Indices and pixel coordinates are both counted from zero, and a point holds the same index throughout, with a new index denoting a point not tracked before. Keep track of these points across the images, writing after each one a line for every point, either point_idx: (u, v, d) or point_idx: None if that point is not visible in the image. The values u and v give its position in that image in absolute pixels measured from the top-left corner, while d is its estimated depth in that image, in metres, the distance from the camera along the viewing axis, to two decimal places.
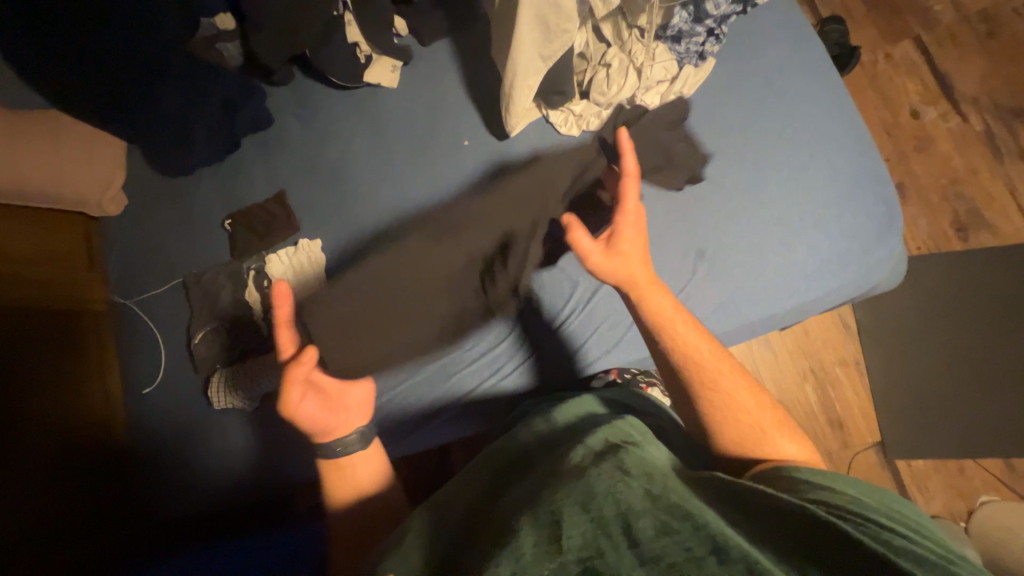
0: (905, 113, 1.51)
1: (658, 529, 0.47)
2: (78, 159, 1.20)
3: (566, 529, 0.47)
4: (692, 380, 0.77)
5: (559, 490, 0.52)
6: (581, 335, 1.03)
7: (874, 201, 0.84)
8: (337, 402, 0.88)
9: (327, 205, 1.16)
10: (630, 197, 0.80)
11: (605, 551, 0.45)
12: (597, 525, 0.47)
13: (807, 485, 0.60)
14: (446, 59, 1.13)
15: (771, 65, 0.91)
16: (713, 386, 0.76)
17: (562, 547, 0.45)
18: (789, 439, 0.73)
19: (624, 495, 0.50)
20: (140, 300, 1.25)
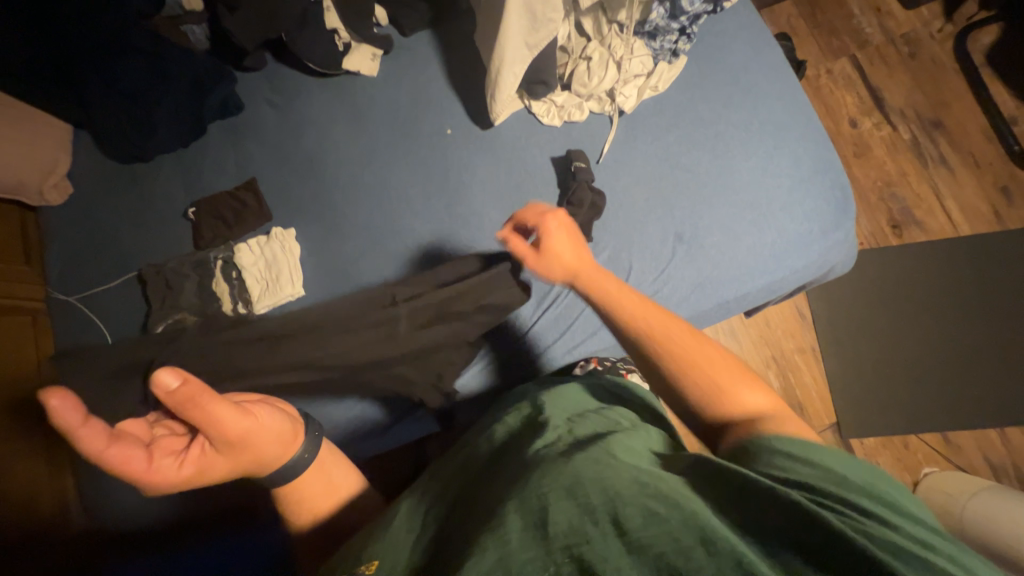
0: (845, 122, 1.67)
1: (645, 515, 0.39)
2: (18, 140, 1.10)
3: (554, 514, 0.41)
4: (639, 341, 0.67)
5: (542, 475, 0.47)
6: (560, 324, 1.02)
7: (832, 188, 0.91)
8: (233, 449, 0.66)
9: (303, 193, 1.13)
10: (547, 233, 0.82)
11: (593, 538, 0.38)
12: (584, 512, 0.41)
13: (774, 456, 0.47)
14: (427, 50, 1.14)
15: (737, 62, 0.98)
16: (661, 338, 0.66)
17: (548, 533, 0.39)
18: (748, 387, 0.61)
19: (613, 480, 0.44)
20: (84, 296, 1.14)
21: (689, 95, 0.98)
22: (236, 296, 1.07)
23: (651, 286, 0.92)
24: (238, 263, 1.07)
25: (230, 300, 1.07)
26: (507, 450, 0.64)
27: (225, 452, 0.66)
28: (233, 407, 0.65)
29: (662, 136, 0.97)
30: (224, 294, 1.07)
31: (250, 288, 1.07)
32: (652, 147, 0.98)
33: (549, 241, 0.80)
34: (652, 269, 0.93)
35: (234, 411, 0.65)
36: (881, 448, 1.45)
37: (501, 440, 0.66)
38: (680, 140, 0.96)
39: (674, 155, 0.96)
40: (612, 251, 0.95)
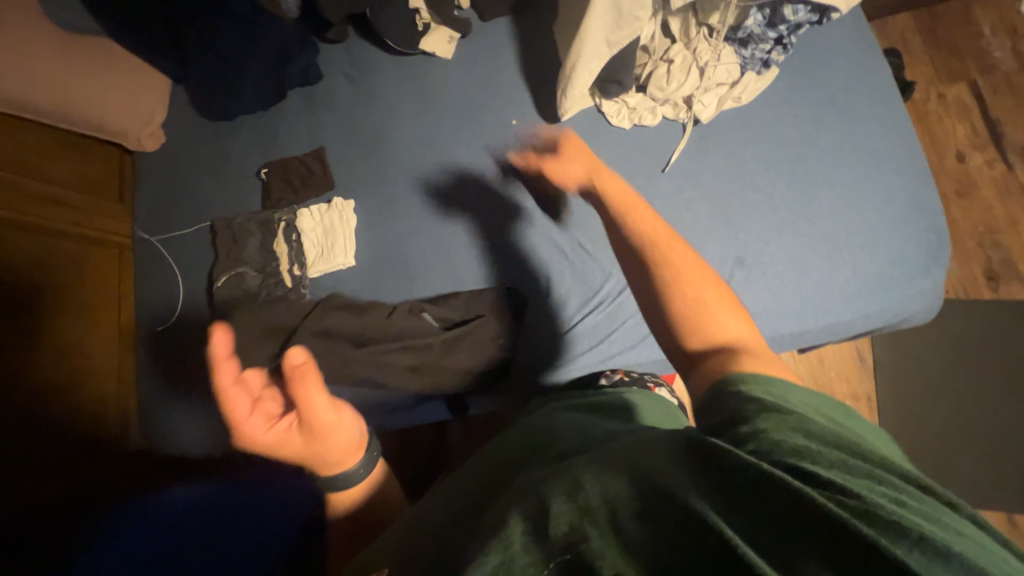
0: (951, 156, 1.50)
1: (643, 514, 0.33)
2: (125, 89, 1.21)
3: (553, 518, 0.34)
4: (643, 249, 0.62)
5: (541, 477, 0.42)
6: (596, 331, 0.98)
7: (924, 230, 0.82)
8: (317, 433, 0.65)
9: (365, 166, 1.16)
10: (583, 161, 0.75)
11: (593, 537, 0.32)
12: (580, 511, 0.34)
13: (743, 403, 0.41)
14: (504, 37, 1.12)
15: (836, 80, 0.89)
16: (666, 253, 0.61)
17: (547, 535, 0.33)
18: (732, 314, 0.57)
19: (612, 478, 0.37)
20: (163, 238, 1.24)
21: (775, 110, 0.91)
22: (293, 257, 1.12)
23: None
24: (298, 226, 1.14)
25: (287, 260, 1.12)
26: (513, 459, 0.57)
27: (305, 435, 0.64)
28: (328, 399, 0.65)
29: (736, 152, 0.91)
30: (283, 254, 1.13)
31: (306, 252, 1.12)
32: (725, 161, 0.92)
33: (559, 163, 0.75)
34: None
35: (325, 404, 0.64)
36: None
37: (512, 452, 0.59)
38: (756, 158, 0.90)
39: (747, 173, 0.90)
40: None
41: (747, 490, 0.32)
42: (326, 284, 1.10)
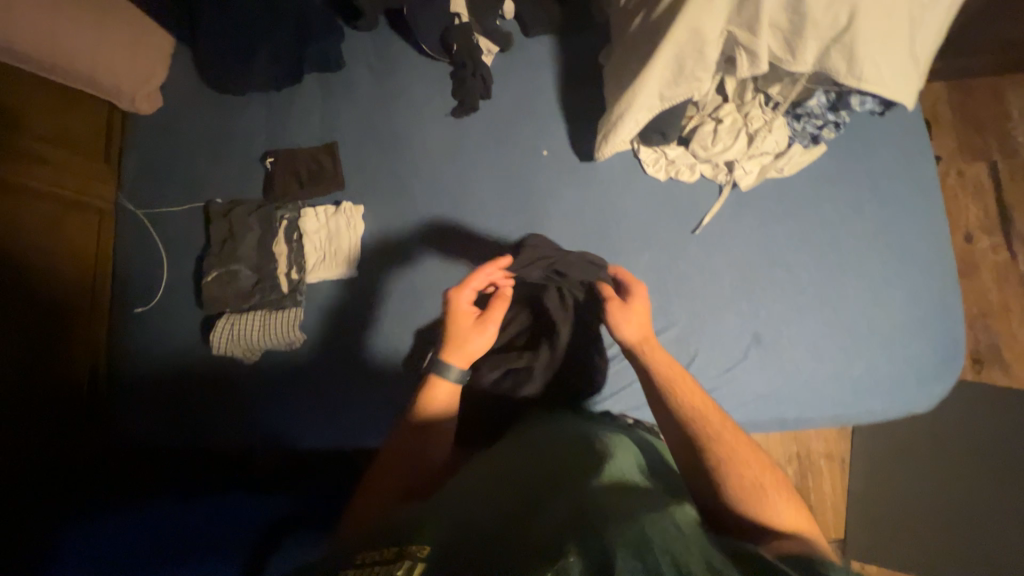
0: (959, 235, 1.52)
1: None
2: (123, 45, 1.10)
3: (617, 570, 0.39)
4: (694, 436, 0.68)
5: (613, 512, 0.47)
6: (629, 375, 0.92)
7: (943, 338, 0.81)
8: (477, 334, 0.78)
9: (381, 171, 1.09)
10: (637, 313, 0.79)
11: None
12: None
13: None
14: (545, 57, 1.06)
15: (881, 169, 0.87)
16: (719, 438, 0.67)
17: None
18: (783, 500, 0.63)
19: (682, 555, 0.41)
20: (150, 214, 1.16)
21: (815, 189, 0.88)
22: (293, 259, 1.07)
23: (713, 381, 0.86)
24: (302, 227, 1.07)
25: (285, 260, 1.07)
26: (551, 467, 0.61)
27: (469, 333, 0.78)
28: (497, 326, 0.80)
29: (768, 227, 0.89)
30: (282, 255, 1.07)
31: (307, 255, 1.07)
32: (758, 233, 0.89)
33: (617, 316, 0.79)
34: (718, 363, 0.87)
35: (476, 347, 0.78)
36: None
37: (544, 460, 0.64)
38: (788, 236, 0.88)
39: (775, 250, 0.88)
40: (681, 329, 0.89)
41: None
42: (326, 292, 1.06)
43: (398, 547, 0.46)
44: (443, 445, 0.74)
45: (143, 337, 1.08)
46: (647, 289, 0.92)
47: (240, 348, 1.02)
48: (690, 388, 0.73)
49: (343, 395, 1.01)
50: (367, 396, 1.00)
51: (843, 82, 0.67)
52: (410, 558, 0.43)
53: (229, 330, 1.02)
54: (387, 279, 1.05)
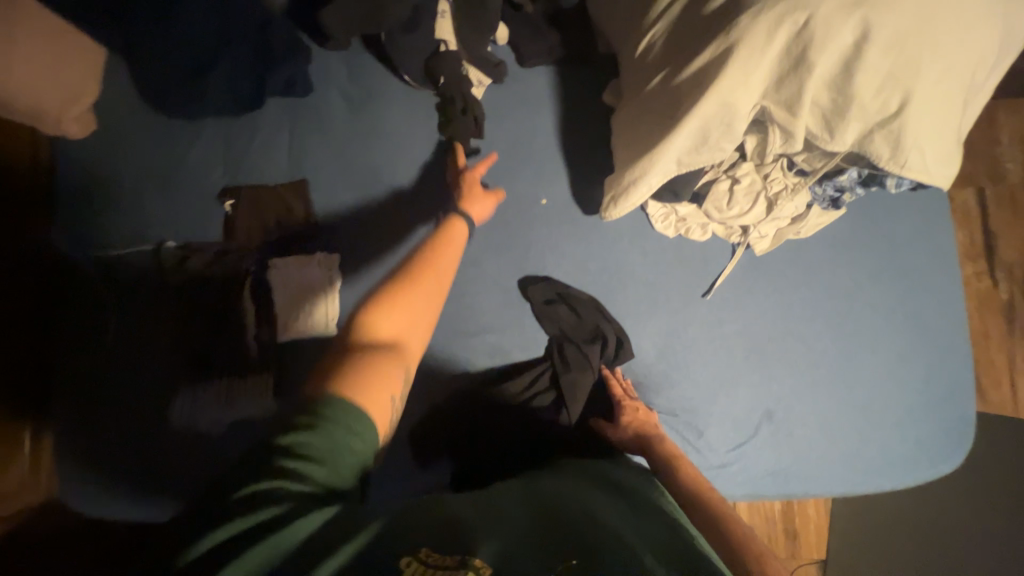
0: None
1: None
2: (49, 58, 0.87)
3: None
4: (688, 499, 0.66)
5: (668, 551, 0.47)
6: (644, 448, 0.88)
7: (954, 416, 0.79)
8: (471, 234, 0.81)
9: (359, 216, 0.98)
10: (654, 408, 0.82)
11: None
12: None
13: None
14: (543, 91, 0.95)
15: (900, 235, 0.82)
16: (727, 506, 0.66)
17: None
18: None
19: None
20: (88, 258, 1.00)
21: (831, 254, 0.83)
22: (262, 317, 0.95)
23: (722, 459, 0.82)
24: (269, 280, 0.95)
25: (253, 319, 0.95)
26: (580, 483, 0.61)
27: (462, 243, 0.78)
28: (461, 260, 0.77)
29: (783, 293, 0.84)
30: (249, 312, 0.95)
31: (276, 312, 0.95)
32: (772, 300, 0.84)
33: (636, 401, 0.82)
34: (728, 439, 0.83)
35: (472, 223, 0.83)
36: None
37: (571, 487, 0.62)
38: (803, 304, 0.83)
39: (789, 318, 0.84)
40: (690, 402, 0.84)
41: None
42: (302, 353, 0.95)
43: (459, 556, 0.44)
44: (434, 309, 0.68)
45: (89, 404, 0.95)
46: (654, 357, 0.86)
47: (206, 420, 0.93)
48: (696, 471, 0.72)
49: None
50: None
51: (884, 167, 0.59)
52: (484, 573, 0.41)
53: (195, 398, 0.93)
54: None
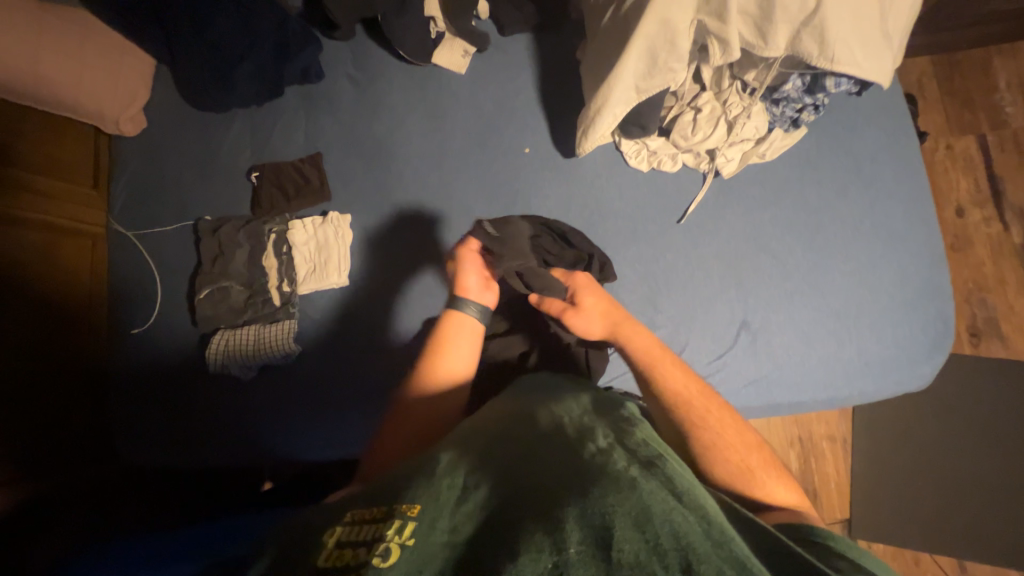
0: (950, 211, 1.50)
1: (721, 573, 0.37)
2: (104, 69, 1.09)
3: (617, 540, 0.39)
4: (683, 415, 0.67)
5: (609, 489, 0.43)
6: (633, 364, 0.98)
7: (931, 315, 0.84)
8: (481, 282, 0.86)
9: (366, 180, 1.09)
10: (592, 325, 0.79)
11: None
12: (649, 546, 0.39)
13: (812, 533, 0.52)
14: (523, 57, 1.06)
15: (866, 150, 0.89)
16: (705, 421, 0.67)
17: (611, 561, 0.38)
18: (779, 481, 0.65)
19: (673, 512, 0.42)
20: (143, 235, 1.16)
21: (799, 172, 0.90)
22: (283, 273, 1.07)
23: (705, 369, 0.86)
24: (290, 239, 1.08)
25: (276, 274, 1.08)
26: (514, 422, 0.60)
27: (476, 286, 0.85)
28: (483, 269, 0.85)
29: (752, 215, 0.90)
30: (272, 268, 1.08)
31: (297, 267, 1.07)
32: (743, 221, 0.90)
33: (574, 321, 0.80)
34: (709, 351, 0.87)
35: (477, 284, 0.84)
36: (889, 557, 1.35)
37: (544, 422, 0.58)
38: (772, 221, 0.89)
39: (760, 235, 0.89)
40: (671, 322, 0.89)
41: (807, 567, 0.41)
42: (319, 304, 1.07)
43: (387, 508, 0.46)
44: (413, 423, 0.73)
45: (140, 360, 1.10)
46: (635, 282, 0.91)
47: (238, 364, 1.03)
48: (686, 382, 0.70)
49: (339, 409, 1.02)
50: (361, 412, 1.02)
51: (816, 64, 0.66)
52: (398, 515, 0.44)
53: (226, 346, 1.04)
54: (377, 287, 1.05)
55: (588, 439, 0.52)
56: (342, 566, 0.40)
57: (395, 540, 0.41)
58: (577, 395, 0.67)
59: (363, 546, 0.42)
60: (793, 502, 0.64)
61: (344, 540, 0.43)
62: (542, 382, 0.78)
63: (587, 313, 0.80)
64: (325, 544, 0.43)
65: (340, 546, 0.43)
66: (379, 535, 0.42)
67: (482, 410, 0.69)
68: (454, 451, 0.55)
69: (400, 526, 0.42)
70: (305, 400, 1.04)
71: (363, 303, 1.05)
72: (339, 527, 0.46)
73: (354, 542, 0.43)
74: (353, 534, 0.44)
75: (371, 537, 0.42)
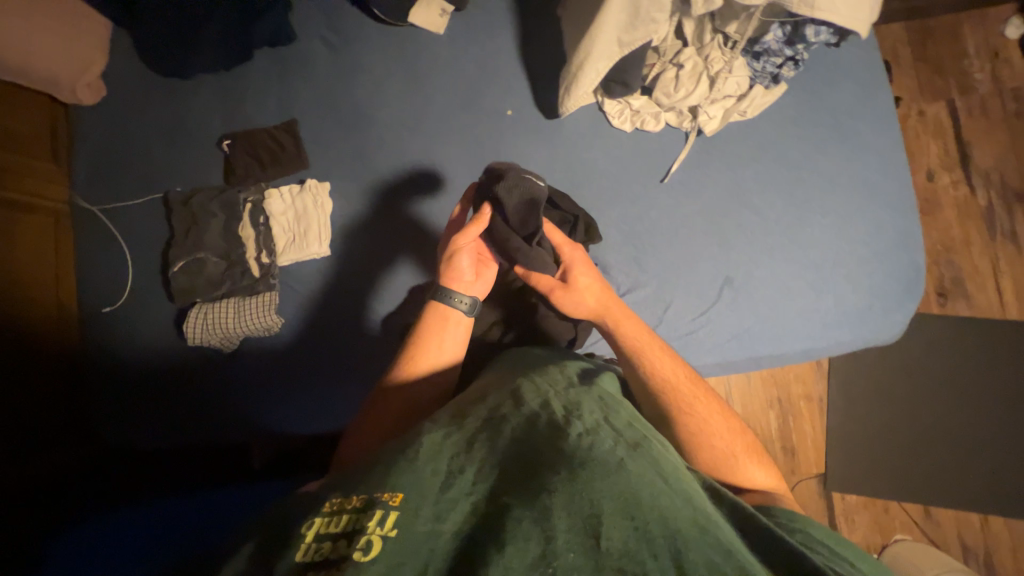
0: (921, 176, 1.54)
1: (707, 565, 0.38)
2: (58, 30, 1.02)
3: (607, 528, 0.40)
4: (667, 407, 0.68)
5: (598, 475, 0.44)
6: None
7: (904, 265, 0.87)
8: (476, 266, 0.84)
9: (343, 146, 1.06)
10: (583, 301, 0.79)
11: (649, 566, 0.38)
12: (638, 533, 0.40)
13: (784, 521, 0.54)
14: (503, 16, 1.04)
15: (842, 105, 0.91)
16: (692, 410, 0.68)
17: (602, 550, 0.38)
18: (759, 465, 0.67)
19: (660, 500, 0.43)
20: (109, 209, 1.11)
21: (778, 129, 0.91)
22: (261, 243, 1.04)
23: (689, 325, 0.88)
24: (267, 209, 1.04)
25: (254, 245, 1.04)
26: (497, 399, 0.57)
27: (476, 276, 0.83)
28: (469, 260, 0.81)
29: (733, 173, 0.91)
30: (250, 239, 1.04)
31: (276, 238, 1.04)
32: (724, 178, 0.91)
33: (564, 298, 0.80)
34: (693, 307, 0.89)
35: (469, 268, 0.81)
36: (861, 506, 1.41)
37: (530, 399, 0.55)
38: (751, 177, 0.90)
39: (740, 192, 0.90)
40: (656, 280, 0.90)
41: (780, 545, 0.44)
42: (299, 275, 1.04)
43: (366, 498, 0.42)
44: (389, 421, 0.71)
45: (115, 339, 1.06)
46: (620, 242, 0.92)
47: (218, 339, 1.01)
48: (673, 368, 0.71)
49: (328, 381, 1.01)
50: (351, 381, 1.01)
51: (798, 11, 0.66)
52: (381, 505, 0.40)
53: (205, 319, 1.01)
54: (358, 254, 1.03)
55: (574, 420, 0.51)
56: (321, 560, 0.37)
57: (376, 532, 0.38)
58: (561, 370, 0.65)
59: (343, 539, 0.39)
60: (773, 483, 0.67)
61: (322, 532, 0.40)
62: (519, 357, 0.76)
63: (577, 293, 0.79)
64: (303, 539, 0.40)
65: (319, 541, 0.39)
66: (360, 526, 0.39)
67: (467, 392, 0.65)
68: (435, 430, 0.50)
69: (381, 516, 0.39)
70: (288, 373, 1.02)
71: (344, 273, 1.03)
72: (316, 517, 0.42)
73: (333, 534, 0.39)
74: (333, 525, 0.40)
75: (351, 529, 0.39)
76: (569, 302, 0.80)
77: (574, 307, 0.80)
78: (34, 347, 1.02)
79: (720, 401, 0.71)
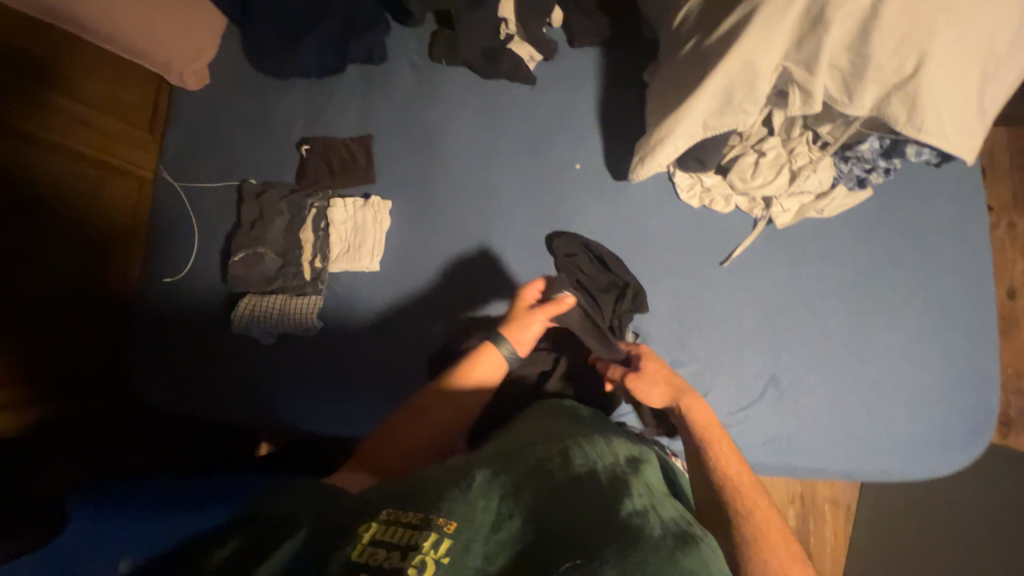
0: (1001, 291, 1.43)
1: None
2: (177, 19, 1.10)
3: None
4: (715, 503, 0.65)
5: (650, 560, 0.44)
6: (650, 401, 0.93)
7: (973, 406, 0.81)
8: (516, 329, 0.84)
9: (411, 168, 1.09)
10: (654, 387, 0.77)
11: None
12: None
13: None
14: (588, 70, 1.05)
15: (928, 221, 0.86)
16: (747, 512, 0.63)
17: None
18: None
19: None
20: (188, 188, 1.18)
21: (854, 234, 0.87)
22: (317, 249, 1.08)
23: (724, 419, 0.84)
24: (330, 216, 1.08)
25: (310, 248, 1.08)
26: (547, 451, 0.57)
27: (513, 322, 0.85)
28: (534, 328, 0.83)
29: (798, 270, 0.87)
30: (308, 242, 1.09)
31: (332, 245, 1.08)
32: (787, 273, 0.87)
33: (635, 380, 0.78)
34: (732, 401, 0.85)
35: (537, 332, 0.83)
36: None
37: (579, 458, 0.56)
38: (817, 278, 0.86)
39: (802, 291, 0.86)
40: (699, 365, 0.87)
41: None
42: (347, 285, 1.07)
43: (421, 520, 0.45)
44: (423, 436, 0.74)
45: (169, 310, 1.12)
46: (667, 317, 0.90)
47: (260, 330, 1.05)
48: (739, 473, 0.67)
49: (349, 389, 1.03)
50: (371, 393, 1.02)
51: (901, 131, 0.63)
52: (436, 529, 0.44)
53: (253, 310, 1.05)
54: (403, 275, 1.05)
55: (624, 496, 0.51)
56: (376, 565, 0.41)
57: (430, 554, 0.42)
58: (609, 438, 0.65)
59: (398, 550, 0.42)
60: None
61: (380, 539, 0.43)
62: (563, 411, 0.74)
63: (651, 376, 0.78)
64: (359, 538, 0.43)
65: (375, 545, 0.42)
66: (417, 544, 0.42)
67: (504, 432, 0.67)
68: (484, 471, 0.52)
69: (435, 539, 0.43)
70: (316, 374, 1.05)
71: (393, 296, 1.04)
72: (374, 522, 0.45)
73: (389, 543, 0.43)
74: (390, 535, 0.43)
75: (407, 542, 0.43)
76: (642, 386, 0.77)
77: (646, 391, 0.77)
78: (97, 303, 1.09)
79: (779, 515, 0.65)
